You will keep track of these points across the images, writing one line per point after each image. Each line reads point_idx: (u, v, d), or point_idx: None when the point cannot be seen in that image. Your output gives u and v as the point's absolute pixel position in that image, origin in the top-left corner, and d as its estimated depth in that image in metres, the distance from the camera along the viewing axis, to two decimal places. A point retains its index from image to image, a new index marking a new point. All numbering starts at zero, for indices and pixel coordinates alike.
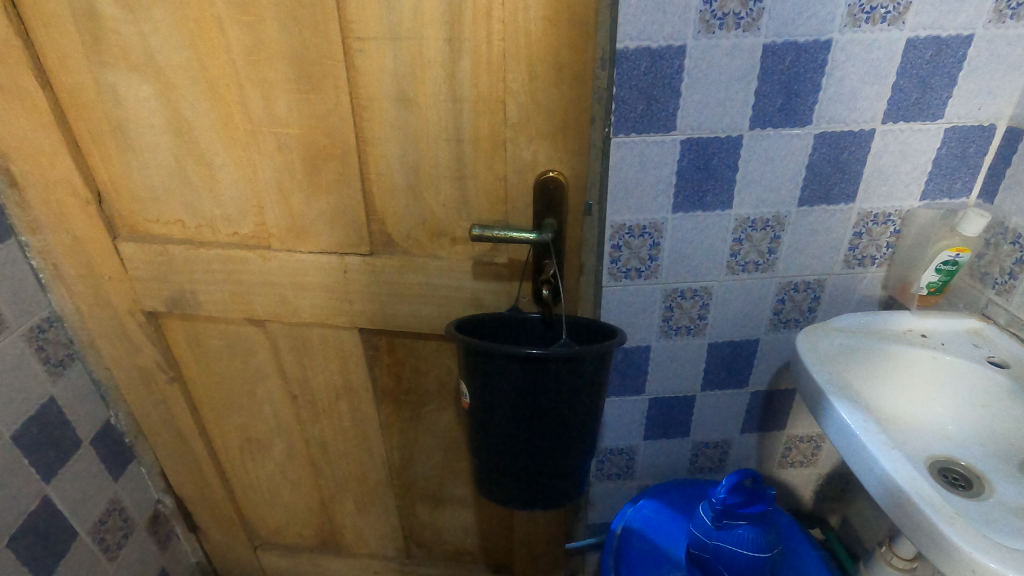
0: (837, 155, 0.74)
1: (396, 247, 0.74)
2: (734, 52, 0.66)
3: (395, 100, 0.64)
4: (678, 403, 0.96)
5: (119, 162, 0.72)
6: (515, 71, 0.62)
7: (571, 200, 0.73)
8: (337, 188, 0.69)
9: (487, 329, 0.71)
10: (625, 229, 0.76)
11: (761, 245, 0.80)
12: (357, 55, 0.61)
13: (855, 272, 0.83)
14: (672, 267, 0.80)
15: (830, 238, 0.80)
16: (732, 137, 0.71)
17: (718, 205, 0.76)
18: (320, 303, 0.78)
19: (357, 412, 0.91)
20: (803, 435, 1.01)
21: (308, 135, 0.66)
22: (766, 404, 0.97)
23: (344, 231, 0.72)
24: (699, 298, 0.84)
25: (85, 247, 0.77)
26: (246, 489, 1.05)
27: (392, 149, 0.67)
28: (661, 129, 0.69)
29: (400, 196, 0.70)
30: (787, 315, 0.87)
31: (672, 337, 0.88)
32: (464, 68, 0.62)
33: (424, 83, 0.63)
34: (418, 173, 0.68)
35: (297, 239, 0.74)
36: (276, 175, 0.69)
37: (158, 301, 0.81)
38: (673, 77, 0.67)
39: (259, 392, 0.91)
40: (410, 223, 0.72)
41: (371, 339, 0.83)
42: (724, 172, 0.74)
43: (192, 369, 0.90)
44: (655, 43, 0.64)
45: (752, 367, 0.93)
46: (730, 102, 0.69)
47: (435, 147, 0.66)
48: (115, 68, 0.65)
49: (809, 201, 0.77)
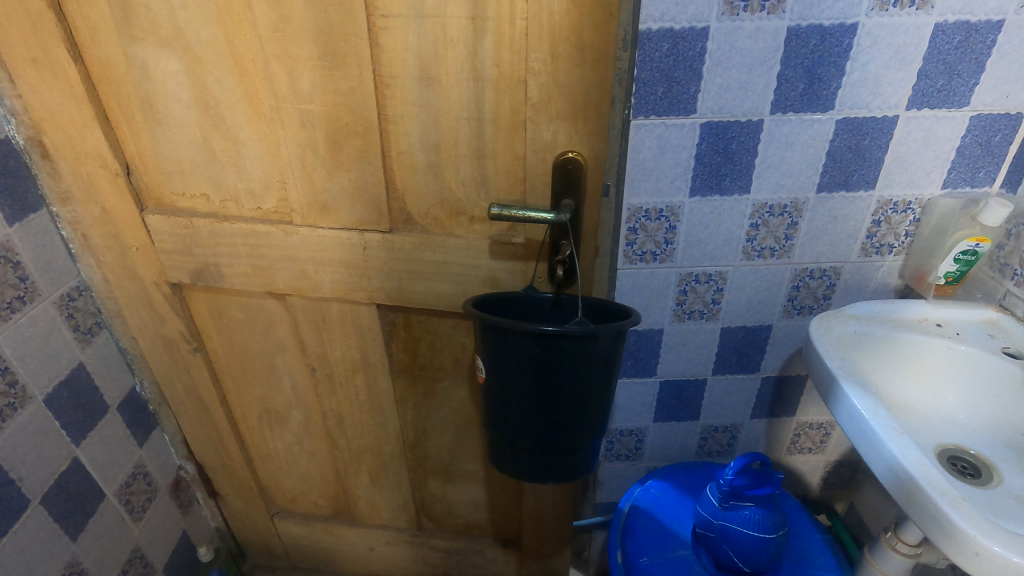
0: (858, 142, 0.74)
1: (415, 224, 0.74)
2: (758, 34, 0.67)
3: (417, 79, 0.64)
4: (689, 386, 0.97)
5: (147, 136, 0.73)
6: (537, 50, 0.60)
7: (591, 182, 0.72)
8: (359, 166, 0.70)
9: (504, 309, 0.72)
10: (641, 212, 0.79)
11: (778, 231, 0.81)
12: (381, 32, 0.62)
13: (872, 260, 0.84)
14: (687, 250, 0.82)
15: (848, 225, 0.81)
16: (752, 121, 0.72)
17: (735, 189, 0.78)
18: (340, 279, 0.80)
19: (373, 388, 0.93)
20: (812, 422, 1.02)
21: (331, 112, 0.67)
22: (777, 390, 0.98)
23: (364, 208, 0.73)
24: (713, 282, 0.86)
25: (114, 219, 0.80)
26: (265, 458, 1.08)
27: (413, 127, 0.67)
28: (681, 112, 0.71)
29: (420, 174, 0.71)
30: (802, 302, 0.88)
31: (685, 321, 0.89)
32: (486, 47, 0.61)
33: (446, 61, 0.62)
34: (438, 152, 0.69)
35: (319, 215, 0.75)
36: (299, 151, 0.70)
37: (183, 273, 0.83)
38: (695, 59, 0.68)
39: (279, 365, 0.94)
40: (429, 202, 0.72)
41: (389, 316, 0.84)
42: (743, 157, 0.75)
43: (215, 340, 0.93)
44: (678, 25, 0.66)
45: (764, 354, 0.93)
46: (752, 85, 0.70)
47: (456, 126, 0.66)
48: (145, 42, 0.67)
49: (827, 187, 0.78)
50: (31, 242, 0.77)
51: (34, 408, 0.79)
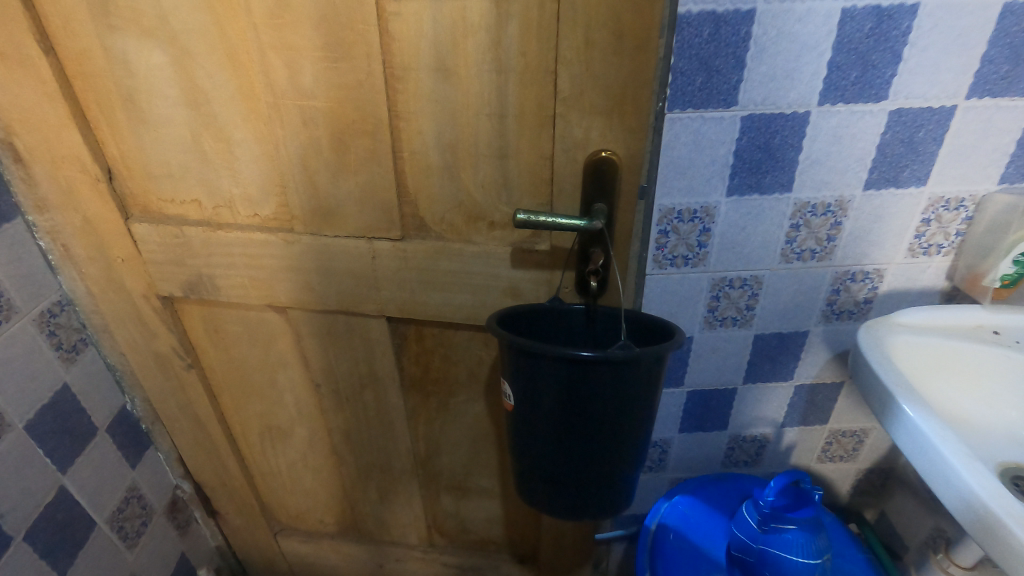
0: (910, 135, 0.68)
1: (429, 231, 0.68)
2: (809, 17, 0.60)
3: (433, 71, 0.57)
4: (718, 395, 0.91)
5: (131, 136, 0.66)
6: (570, 38, 0.53)
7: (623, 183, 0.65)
8: (367, 168, 0.63)
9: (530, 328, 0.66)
10: (674, 213, 0.72)
11: (820, 232, 0.75)
12: (392, 19, 0.55)
13: (918, 261, 0.78)
14: (722, 254, 0.76)
15: (895, 225, 0.75)
16: (798, 113, 0.66)
17: (777, 188, 0.71)
18: (346, 291, 0.73)
19: (383, 403, 0.87)
20: (845, 430, 0.97)
21: (336, 109, 0.60)
22: (810, 398, 0.93)
23: (373, 214, 0.67)
24: (749, 287, 0.80)
25: (96, 228, 0.72)
26: (266, 475, 1.02)
27: (428, 124, 0.60)
28: (721, 104, 0.65)
29: (435, 176, 0.64)
30: (842, 307, 0.82)
31: (717, 329, 0.83)
32: (511, 34, 0.54)
33: (465, 50, 0.55)
34: (455, 152, 0.62)
35: (323, 222, 0.68)
36: (301, 152, 0.63)
37: (175, 285, 0.76)
38: (739, 46, 0.62)
39: (281, 380, 0.87)
40: (445, 207, 0.66)
41: (400, 329, 0.78)
42: (786, 152, 0.69)
43: (211, 355, 0.86)
44: (721, 7, 0.59)
45: (799, 361, 0.88)
46: (800, 73, 0.63)
47: (476, 123, 0.60)
48: (125, 32, 0.59)
49: (876, 184, 0.72)
50: (4, 255, 0.70)
51: (15, 436, 0.72)
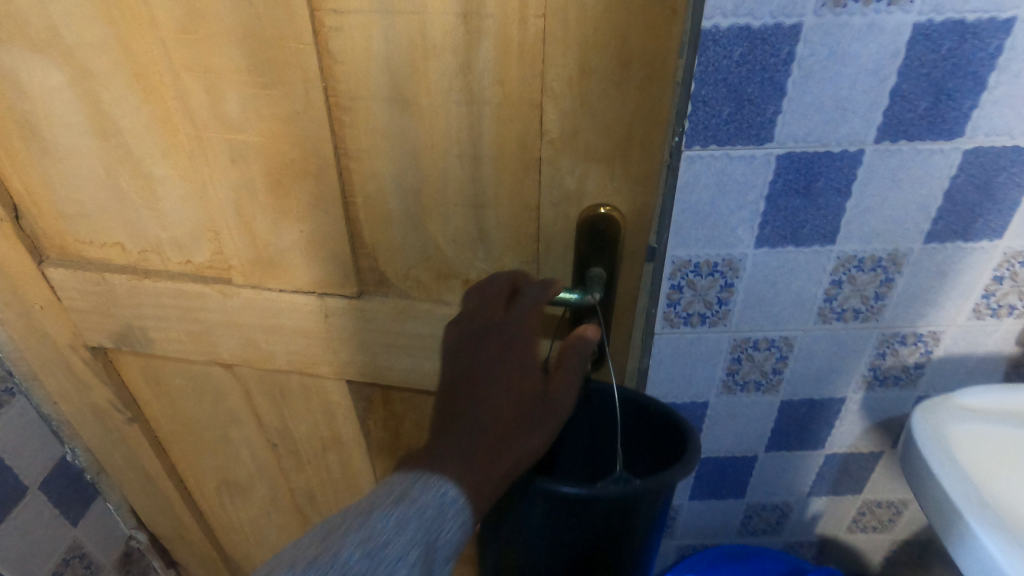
0: (988, 179, 0.55)
1: (391, 287, 0.56)
2: (871, 34, 0.47)
3: (387, 101, 0.45)
4: (736, 462, 0.79)
5: (36, 169, 0.55)
6: (560, 64, 0.41)
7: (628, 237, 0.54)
8: (313, 214, 0.52)
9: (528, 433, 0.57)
10: (690, 266, 0.60)
11: (866, 289, 0.62)
12: (333, 35, 0.42)
13: (984, 323, 0.65)
14: (747, 312, 0.64)
15: (960, 283, 0.62)
16: (849, 152, 0.53)
17: (817, 239, 0.59)
18: (297, 350, 0.62)
19: (349, 466, 0.76)
20: (881, 500, 0.85)
21: (270, 145, 0.48)
22: (843, 467, 0.80)
23: (323, 267, 0.55)
24: (777, 349, 0.67)
25: (5, 272, 0.61)
26: (228, 529, 0.92)
27: (384, 165, 0.48)
28: (752, 140, 0.52)
29: (396, 226, 0.52)
30: (887, 372, 0.69)
31: (737, 393, 0.71)
32: (484, 57, 0.42)
33: (426, 76, 0.43)
34: (419, 199, 0.50)
35: (265, 274, 0.57)
36: (233, 193, 0.52)
37: (104, 335, 0.66)
38: (778, 69, 0.49)
39: (235, 437, 0.77)
40: (410, 260, 0.54)
41: (363, 391, 0.66)
42: (831, 198, 0.56)
43: (155, 408, 0.75)
44: (757, 21, 0.46)
45: (832, 428, 0.75)
46: (854, 103, 0.50)
47: (443, 165, 0.47)
48: (11, 46, 0.48)
49: (940, 236, 0.58)
50: None
51: None
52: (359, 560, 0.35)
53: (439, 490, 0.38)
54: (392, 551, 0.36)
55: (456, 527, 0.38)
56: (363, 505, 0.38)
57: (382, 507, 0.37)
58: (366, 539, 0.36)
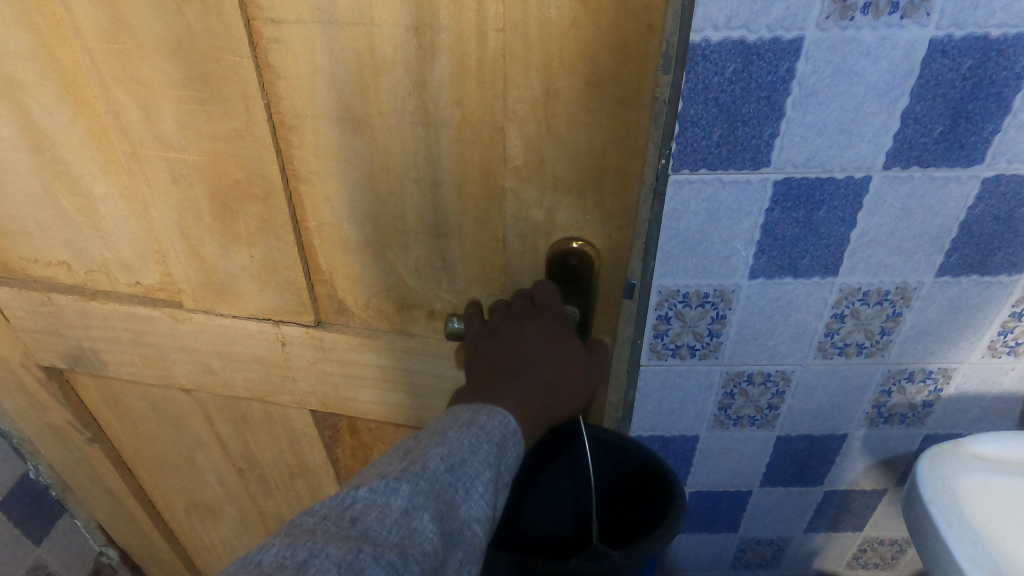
0: (1009, 209, 0.50)
1: (351, 316, 0.53)
2: (881, 49, 0.42)
3: (336, 120, 0.42)
4: (728, 497, 0.75)
5: None
6: (522, 85, 0.39)
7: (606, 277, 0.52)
8: (263, 239, 0.49)
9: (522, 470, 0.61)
10: (678, 297, 0.55)
11: (871, 323, 0.57)
12: (273, 49, 0.39)
13: (1000, 361, 0.60)
14: (740, 346, 0.59)
15: (974, 318, 0.57)
16: (854, 178, 0.48)
17: (817, 270, 0.54)
18: (256, 377, 0.59)
19: (318, 493, 0.72)
20: (884, 538, 0.80)
21: (212, 166, 0.45)
22: (843, 504, 0.76)
23: (278, 294, 0.52)
24: (773, 384, 0.62)
25: None
26: (199, 549, 0.89)
27: (336, 189, 0.45)
28: (746, 164, 0.47)
29: (353, 253, 0.49)
30: (892, 410, 0.64)
31: (729, 428, 0.67)
32: (440, 75, 0.39)
33: (377, 94, 0.40)
34: (377, 226, 0.47)
35: (217, 299, 0.53)
36: (176, 216, 0.48)
37: (55, 356, 0.62)
38: (775, 88, 0.44)
39: (200, 460, 0.73)
40: (369, 288, 0.51)
41: (328, 420, 0.63)
42: (833, 227, 0.51)
43: (116, 429, 0.72)
44: (752, 35, 0.41)
45: (831, 465, 0.71)
46: (861, 125, 0.45)
47: (400, 190, 0.45)
48: None
49: (953, 270, 0.53)
50: None
51: None
52: (446, 470, 0.34)
53: (502, 419, 0.39)
54: (470, 469, 0.35)
55: (514, 456, 0.38)
56: (435, 427, 0.37)
57: (452, 430, 0.37)
58: (448, 455, 0.35)
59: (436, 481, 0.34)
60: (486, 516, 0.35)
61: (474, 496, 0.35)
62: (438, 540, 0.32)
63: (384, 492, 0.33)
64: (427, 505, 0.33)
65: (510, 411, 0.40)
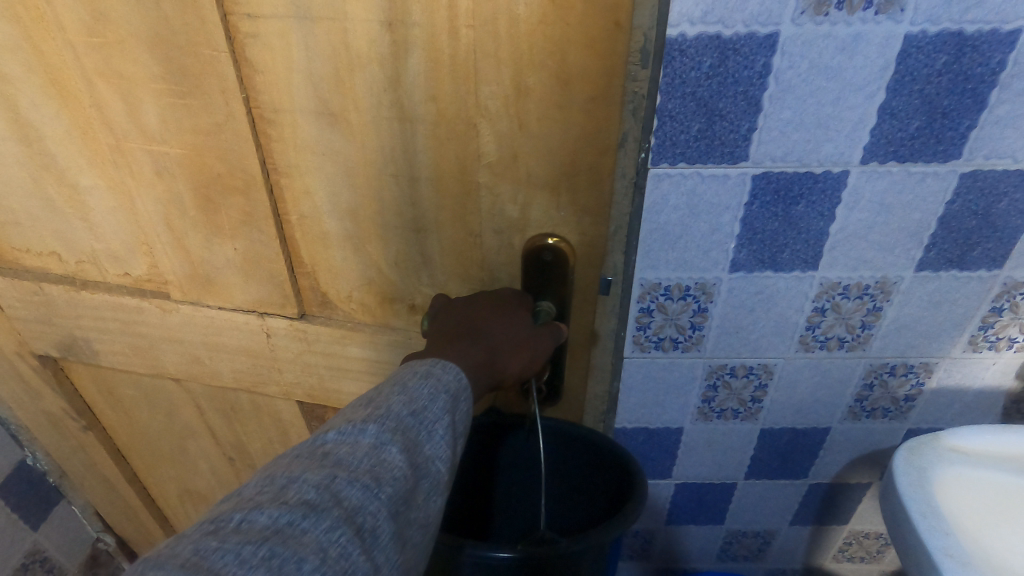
0: (987, 205, 0.50)
1: (334, 310, 0.55)
2: (857, 45, 0.42)
3: (313, 116, 0.43)
4: (713, 489, 0.75)
5: None
6: (492, 82, 0.40)
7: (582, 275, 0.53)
8: (245, 233, 0.50)
9: (503, 457, 0.66)
10: (660, 290, 0.56)
11: (852, 317, 0.58)
12: (249, 43, 0.40)
13: (981, 356, 0.60)
14: (722, 339, 0.60)
15: (955, 313, 0.57)
16: (832, 173, 0.48)
17: (798, 264, 0.54)
18: (243, 369, 0.60)
19: None
20: (869, 532, 0.81)
21: (194, 159, 0.46)
22: (827, 497, 0.76)
23: (261, 287, 0.53)
24: (755, 377, 0.63)
25: None
26: None
27: (316, 184, 0.47)
28: (725, 159, 0.48)
29: (335, 248, 0.50)
30: (875, 404, 0.65)
31: (713, 421, 0.67)
32: (414, 71, 0.40)
33: (352, 90, 0.41)
34: (356, 222, 0.48)
35: (203, 290, 0.55)
36: (161, 209, 0.50)
37: (48, 344, 0.63)
38: (753, 82, 0.44)
39: (192, 450, 0.74)
40: (351, 283, 0.52)
41: (315, 412, 0.63)
42: (812, 221, 0.51)
43: (110, 418, 0.73)
44: (729, 30, 0.42)
45: (815, 459, 0.71)
46: (837, 121, 0.46)
47: (377, 186, 0.46)
48: None
49: (932, 265, 0.54)
50: None
51: None
52: (409, 413, 0.37)
53: (456, 372, 0.41)
54: (431, 414, 0.38)
55: (466, 412, 0.41)
56: (397, 377, 0.39)
57: (413, 380, 0.39)
58: (410, 401, 0.37)
59: (401, 421, 0.36)
60: (449, 458, 0.38)
61: (437, 437, 0.37)
62: (408, 472, 0.34)
63: (353, 433, 0.35)
64: (395, 440, 0.35)
65: (461, 366, 0.43)
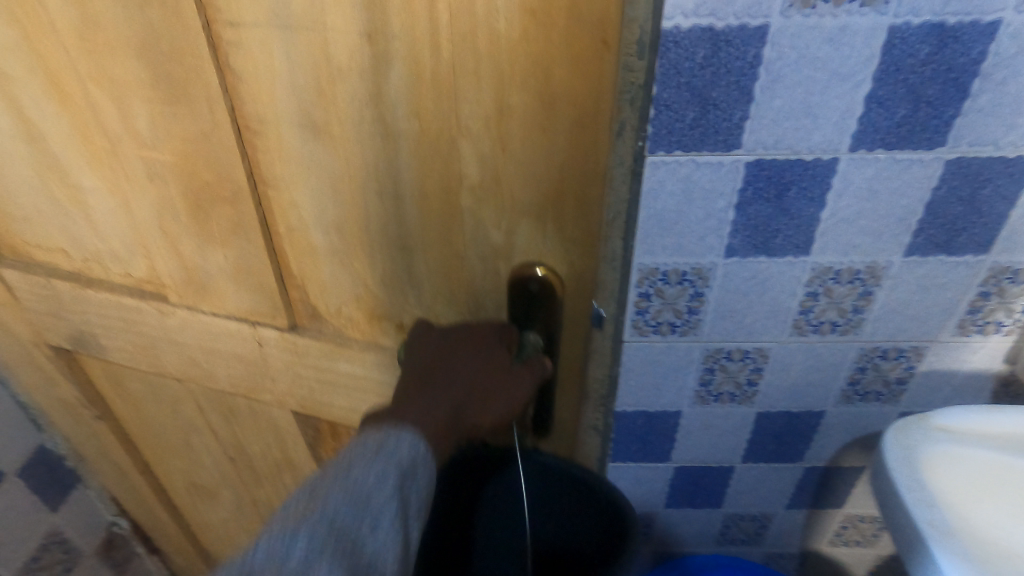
0: (972, 190, 0.52)
1: (323, 322, 0.65)
2: (843, 37, 0.44)
3: (299, 126, 0.51)
4: (711, 472, 0.78)
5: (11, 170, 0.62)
6: (474, 105, 0.49)
7: (574, 308, 0.62)
8: (234, 241, 0.59)
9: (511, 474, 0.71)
10: (658, 275, 0.58)
11: (843, 302, 0.60)
12: (233, 57, 0.49)
13: (970, 339, 0.62)
14: (718, 323, 0.62)
15: (944, 298, 0.59)
16: (821, 160, 0.50)
17: (790, 250, 0.56)
18: (238, 374, 0.69)
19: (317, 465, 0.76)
20: (864, 515, 0.82)
21: (182, 163, 0.55)
22: (822, 481, 0.78)
23: (252, 296, 0.63)
24: (751, 361, 0.65)
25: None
26: (202, 524, 0.94)
27: (302, 198, 0.56)
28: (719, 146, 0.50)
29: (323, 265, 0.60)
30: (868, 387, 0.67)
31: (710, 404, 0.69)
32: (395, 82, 0.48)
33: (335, 104, 0.49)
34: (341, 234, 0.58)
35: (198, 295, 0.65)
36: (156, 213, 0.60)
37: (62, 337, 0.72)
38: (745, 73, 0.46)
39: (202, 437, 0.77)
40: (339, 298, 0.62)
41: (310, 420, 0.73)
42: (803, 207, 0.53)
43: (121, 407, 0.76)
44: (721, 22, 0.44)
45: (810, 442, 0.73)
46: (825, 110, 0.48)
47: (362, 195, 0.55)
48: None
49: (921, 250, 0.56)
50: None
51: None
52: (348, 509, 0.45)
53: (410, 444, 0.50)
54: (368, 489, 0.46)
55: (422, 477, 0.50)
56: (348, 458, 0.48)
57: (368, 455, 0.48)
58: (352, 488, 0.45)
59: (340, 523, 0.44)
60: (394, 555, 0.46)
61: (378, 531, 0.45)
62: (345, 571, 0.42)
63: (285, 545, 0.42)
64: (332, 551, 0.42)
65: (421, 431, 0.51)
